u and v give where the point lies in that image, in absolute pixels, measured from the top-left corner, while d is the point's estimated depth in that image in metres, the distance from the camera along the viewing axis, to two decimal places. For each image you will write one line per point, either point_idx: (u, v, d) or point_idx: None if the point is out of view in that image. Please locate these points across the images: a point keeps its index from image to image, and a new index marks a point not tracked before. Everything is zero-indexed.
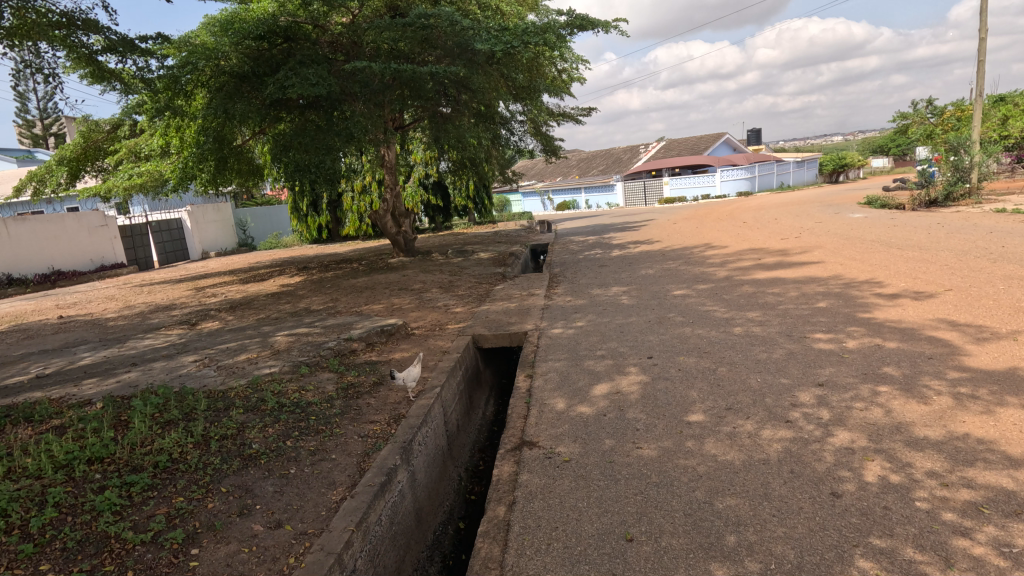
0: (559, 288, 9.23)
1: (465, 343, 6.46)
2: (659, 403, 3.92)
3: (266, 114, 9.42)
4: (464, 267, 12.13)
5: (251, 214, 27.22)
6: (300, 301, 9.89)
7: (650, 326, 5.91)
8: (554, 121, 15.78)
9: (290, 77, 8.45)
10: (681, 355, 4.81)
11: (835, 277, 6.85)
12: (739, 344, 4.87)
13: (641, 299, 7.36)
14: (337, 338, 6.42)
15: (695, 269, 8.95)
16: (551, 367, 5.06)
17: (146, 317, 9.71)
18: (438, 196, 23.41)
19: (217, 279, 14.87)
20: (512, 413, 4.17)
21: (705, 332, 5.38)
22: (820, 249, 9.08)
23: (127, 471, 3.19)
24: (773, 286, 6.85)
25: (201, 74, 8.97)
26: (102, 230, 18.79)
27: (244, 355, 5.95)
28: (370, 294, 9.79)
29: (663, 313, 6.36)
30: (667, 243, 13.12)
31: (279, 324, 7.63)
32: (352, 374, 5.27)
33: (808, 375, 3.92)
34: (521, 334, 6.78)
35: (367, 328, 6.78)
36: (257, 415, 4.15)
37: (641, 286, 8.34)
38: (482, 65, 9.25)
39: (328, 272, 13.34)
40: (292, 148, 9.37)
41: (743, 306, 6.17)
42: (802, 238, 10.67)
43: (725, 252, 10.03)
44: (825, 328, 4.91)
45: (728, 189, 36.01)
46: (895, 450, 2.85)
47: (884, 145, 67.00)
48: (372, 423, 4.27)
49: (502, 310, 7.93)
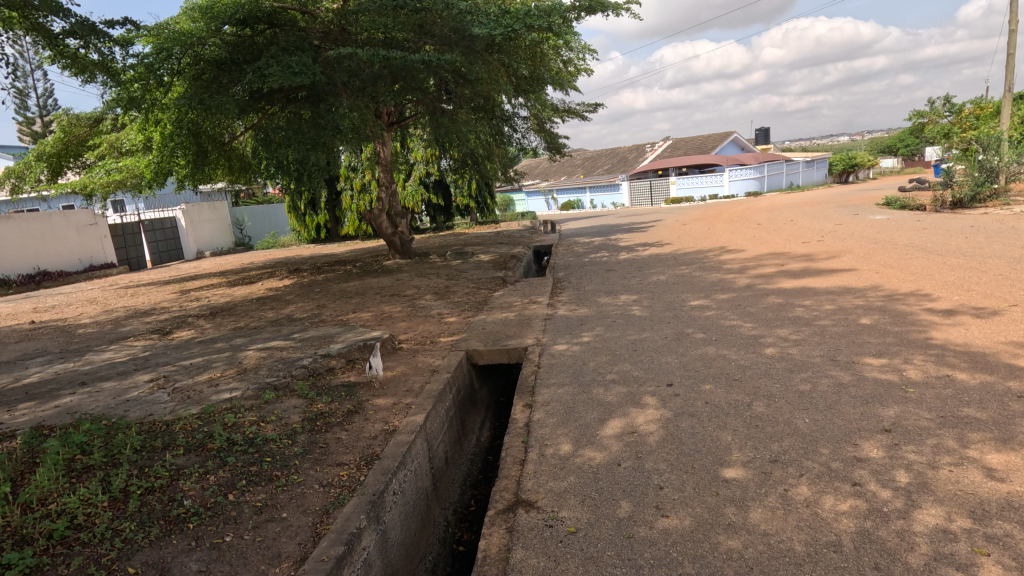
0: (564, 296, 8.52)
1: (457, 360, 5.74)
2: (686, 448, 3.20)
3: (248, 107, 8.72)
4: (463, 271, 11.43)
5: (248, 213, 26.60)
6: (285, 308, 9.20)
7: (667, 345, 5.18)
8: (560, 116, 15.05)
9: (271, 65, 7.75)
10: (706, 383, 4.10)
11: (873, 288, 6.12)
12: (775, 370, 4.14)
13: (654, 310, 6.63)
14: (313, 354, 5.72)
15: (711, 275, 8.22)
16: (554, 396, 4.34)
17: (120, 324, 9.03)
18: (439, 195, 22.70)
19: (205, 281, 14.22)
20: (507, 457, 3.46)
21: (732, 353, 4.67)
22: (849, 254, 8.32)
23: (10, 546, 2.52)
24: (804, 298, 6.12)
25: (177, 62, 8.29)
26: (90, 229, 18.23)
27: (206, 375, 5.25)
28: (359, 301, 9.08)
29: (681, 328, 5.64)
30: (678, 246, 12.38)
31: (255, 335, 6.94)
32: (323, 402, 4.56)
33: (869, 417, 3.20)
34: (520, 350, 6.06)
35: (349, 342, 6.08)
36: (199, 457, 3.46)
37: (652, 294, 7.60)
38: (482, 53, 8.57)
39: (320, 275, 12.67)
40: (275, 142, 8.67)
41: (772, 321, 5.44)
42: (825, 241, 9.91)
43: (743, 258, 9.28)
44: (875, 352, 4.19)
45: (737, 189, 35.20)
46: (1014, 539, 2.13)
47: (894, 146, 65.95)
48: (339, 467, 3.56)
49: (500, 321, 7.21)
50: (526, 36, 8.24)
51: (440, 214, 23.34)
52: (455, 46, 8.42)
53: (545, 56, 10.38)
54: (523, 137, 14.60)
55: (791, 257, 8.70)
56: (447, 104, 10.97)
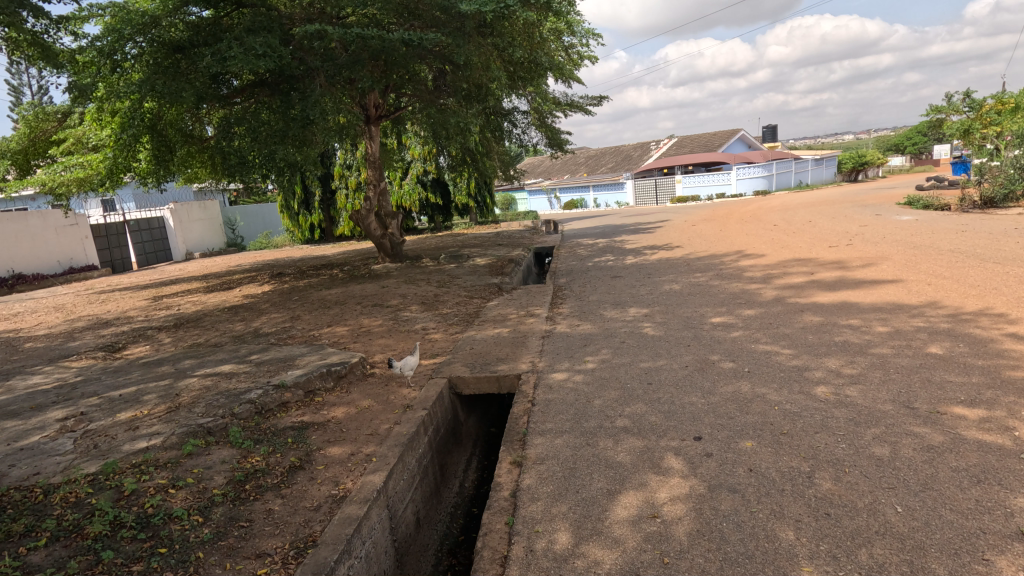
0: (565, 307, 7.60)
1: (436, 392, 4.83)
2: (732, 553, 2.27)
3: (211, 96, 7.75)
4: (456, 277, 10.55)
5: (240, 211, 25.69)
6: (256, 320, 8.28)
7: (690, 378, 4.24)
8: (562, 111, 14.15)
9: (232, 47, 6.79)
10: (747, 438, 3.17)
11: (931, 305, 5.17)
12: (835, 421, 3.22)
13: (670, 329, 5.69)
14: (265, 384, 4.80)
15: (732, 285, 7.27)
16: (550, 451, 3.43)
17: (71, 338, 8.09)
18: (437, 194, 21.72)
19: (183, 286, 13.30)
20: (484, 552, 2.55)
21: (772, 392, 3.75)
22: (887, 260, 7.38)
23: None
24: (849, 315, 5.18)
25: (131, 45, 7.34)
26: (69, 230, 17.42)
27: (130, 412, 4.33)
28: (337, 312, 8.15)
29: (704, 355, 4.71)
30: (690, 249, 11.43)
31: (209, 356, 6.01)
32: (261, 454, 3.64)
33: (993, 511, 2.29)
34: (512, 378, 5.11)
35: (310, 368, 5.16)
36: (66, 553, 2.55)
37: (666, 308, 6.64)
38: (472, 34, 7.64)
39: (303, 280, 11.76)
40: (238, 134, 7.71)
41: (815, 347, 4.49)
42: (855, 245, 8.94)
43: (766, 264, 8.32)
44: (963, 399, 3.27)
45: (745, 188, 34.13)
46: None
47: (903, 145, 64.84)
48: (258, 562, 2.65)
49: (492, 339, 6.30)
50: (521, 13, 7.31)
51: (438, 214, 22.36)
52: (443, 26, 7.55)
53: (545, 41, 9.44)
54: (522, 133, 13.77)
55: (820, 264, 7.73)
56: (439, 94, 9.97)
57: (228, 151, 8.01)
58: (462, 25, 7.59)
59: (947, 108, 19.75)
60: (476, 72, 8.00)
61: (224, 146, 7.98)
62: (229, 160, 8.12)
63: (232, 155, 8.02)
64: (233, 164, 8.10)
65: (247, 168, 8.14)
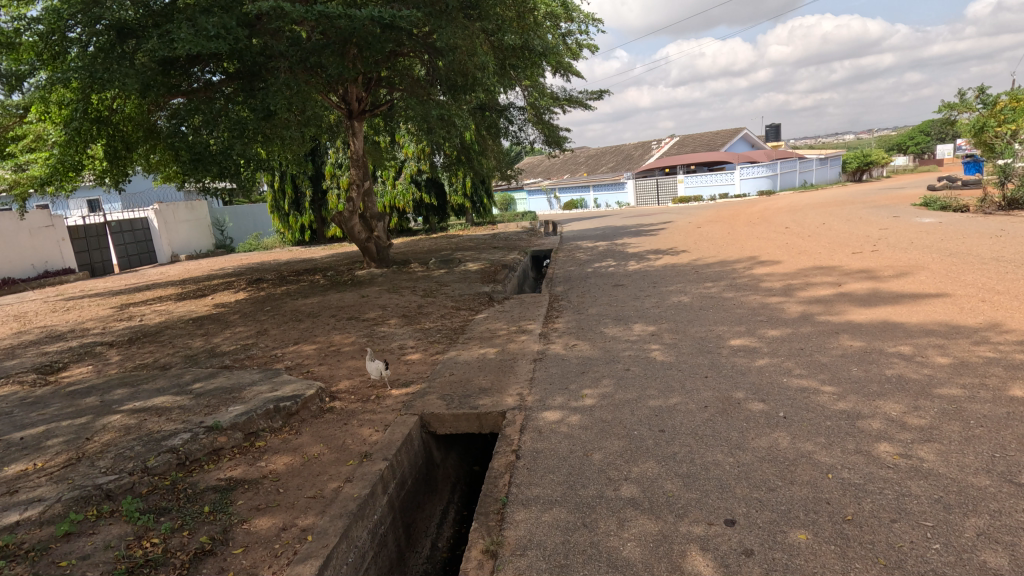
0: (561, 322, 6.79)
1: (404, 434, 4.02)
2: None
3: (164, 86, 6.86)
4: (444, 284, 9.74)
5: (229, 212, 24.89)
6: (218, 335, 7.45)
7: (711, 426, 3.43)
8: (560, 106, 13.46)
9: (179, 27, 5.93)
10: (797, 526, 2.37)
11: (993, 327, 4.37)
12: (914, 502, 2.41)
13: (682, 353, 4.87)
14: (194, 426, 3.96)
15: (749, 298, 6.45)
16: (536, 536, 2.61)
17: (10, 355, 7.25)
18: (431, 194, 20.90)
19: (157, 292, 12.48)
20: None
21: (820, 451, 2.93)
22: (923, 269, 6.57)
23: None
24: (896, 340, 4.38)
25: (75, 27, 6.50)
26: (46, 232, 16.66)
27: (18, 467, 3.50)
28: (307, 327, 7.31)
29: (724, 393, 3.89)
30: (697, 253, 10.65)
31: (146, 382, 5.17)
32: (162, 534, 2.82)
33: None
34: (495, 416, 4.28)
35: (255, 403, 4.33)
36: None
37: (675, 325, 5.80)
38: (456, 16, 7.07)
39: (281, 288, 10.95)
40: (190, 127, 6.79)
41: (864, 385, 3.66)
42: (880, 251, 8.16)
43: (785, 273, 7.50)
44: None
45: (749, 188, 33.25)
46: None
47: (905, 146, 64.23)
48: None
49: (476, 362, 5.47)
50: None
51: (433, 214, 21.48)
52: (423, 8, 6.93)
53: (539, 24, 8.63)
54: (519, 131, 13.07)
55: (846, 273, 6.91)
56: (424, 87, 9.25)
57: (180, 146, 6.86)
58: (445, 6, 7.05)
59: (960, 108, 18.91)
60: (459, 58, 7.33)
61: (173, 140, 6.87)
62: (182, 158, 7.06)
63: (184, 149, 6.86)
64: (187, 161, 7.06)
65: (204, 164, 7.05)
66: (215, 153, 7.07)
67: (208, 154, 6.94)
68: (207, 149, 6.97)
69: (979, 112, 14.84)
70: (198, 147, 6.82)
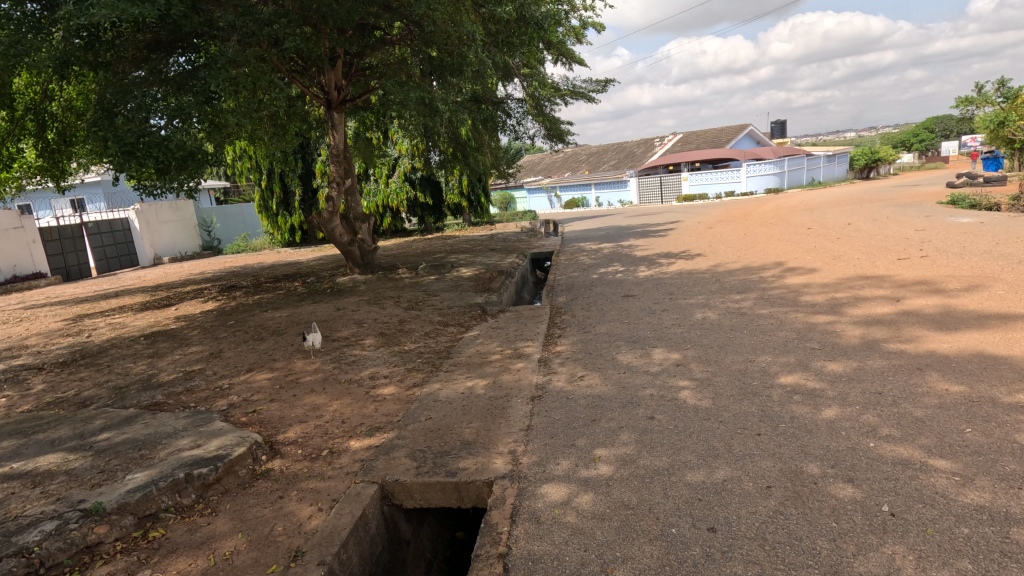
0: (563, 344, 5.73)
1: (354, 516, 2.96)
2: None
3: (90, 63, 5.70)
4: (432, 293, 8.70)
5: (218, 211, 23.86)
6: (165, 356, 6.40)
7: (786, 526, 2.36)
8: (561, 97, 12.43)
9: None
10: None
11: None
12: None
13: (720, 395, 3.83)
14: (68, 508, 2.90)
15: (790, 316, 5.40)
16: None
17: None
18: (426, 194, 19.83)
19: (122, 300, 11.40)
20: None
21: None
22: (998, 281, 5.51)
23: None
24: (1009, 384, 3.33)
25: None
26: (15, 233, 15.65)
27: None
28: (268, 348, 6.25)
29: (792, 465, 2.82)
30: (715, 258, 9.58)
31: (45, 430, 4.10)
32: None
33: None
34: (479, 486, 3.21)
35: (163, 468, 3.27)
36: None
37: (705, 353, 4.75)
38: None
39: (254, 296, 9.91)
40: (117, 115, 5.54)
41: (993, 459, 2.61)
42: (931, 257, 7.11)
43: (827, 284, 6.43)
44: None
45: (756, 185, 32.13)
46: None
47: (910, 142, 63.08)
48: None
49: (460, 401, 4.39)
50: None
51: (429, 214, 20.45)
52: None
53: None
54: (516, 123, 12.02)
55: (902, 286, 5.85)
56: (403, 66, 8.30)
57: (108, 136, 5.47)
58: None
59: (982, 100, 17.91)
60: (441, 28, 6.54)
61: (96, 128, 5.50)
62: (110, 150, 5.67)
63: (112, 140, 5.48)
64: (116, 156, 5.63)
65: (138, 159, 5.63)
66: (151, 145, 5.67)
67: (142, 144, 5.53)
68: (141, 140, 5.58)
69: (1002, 104, 13.97)
70: (129, 136, 5.46)
